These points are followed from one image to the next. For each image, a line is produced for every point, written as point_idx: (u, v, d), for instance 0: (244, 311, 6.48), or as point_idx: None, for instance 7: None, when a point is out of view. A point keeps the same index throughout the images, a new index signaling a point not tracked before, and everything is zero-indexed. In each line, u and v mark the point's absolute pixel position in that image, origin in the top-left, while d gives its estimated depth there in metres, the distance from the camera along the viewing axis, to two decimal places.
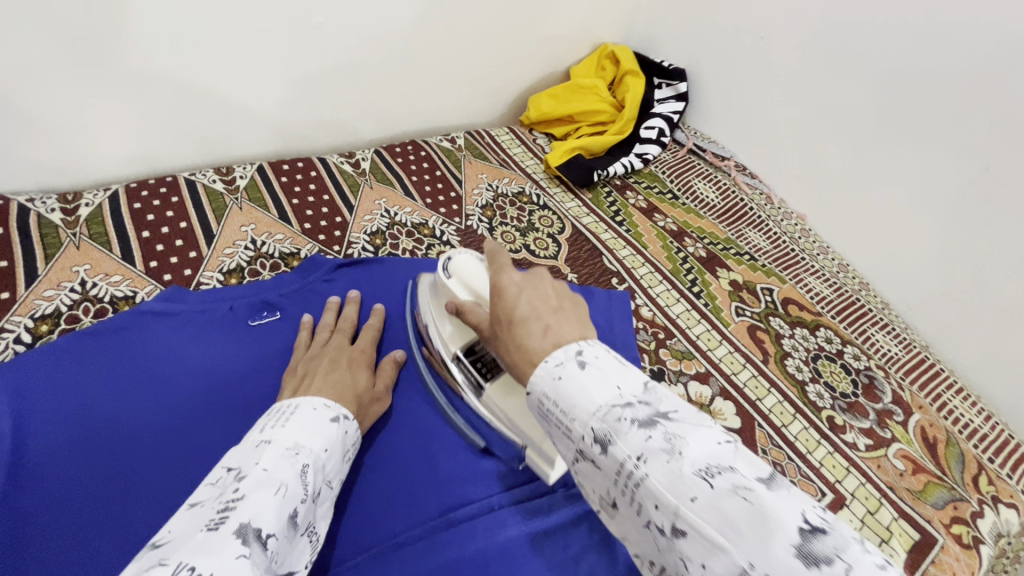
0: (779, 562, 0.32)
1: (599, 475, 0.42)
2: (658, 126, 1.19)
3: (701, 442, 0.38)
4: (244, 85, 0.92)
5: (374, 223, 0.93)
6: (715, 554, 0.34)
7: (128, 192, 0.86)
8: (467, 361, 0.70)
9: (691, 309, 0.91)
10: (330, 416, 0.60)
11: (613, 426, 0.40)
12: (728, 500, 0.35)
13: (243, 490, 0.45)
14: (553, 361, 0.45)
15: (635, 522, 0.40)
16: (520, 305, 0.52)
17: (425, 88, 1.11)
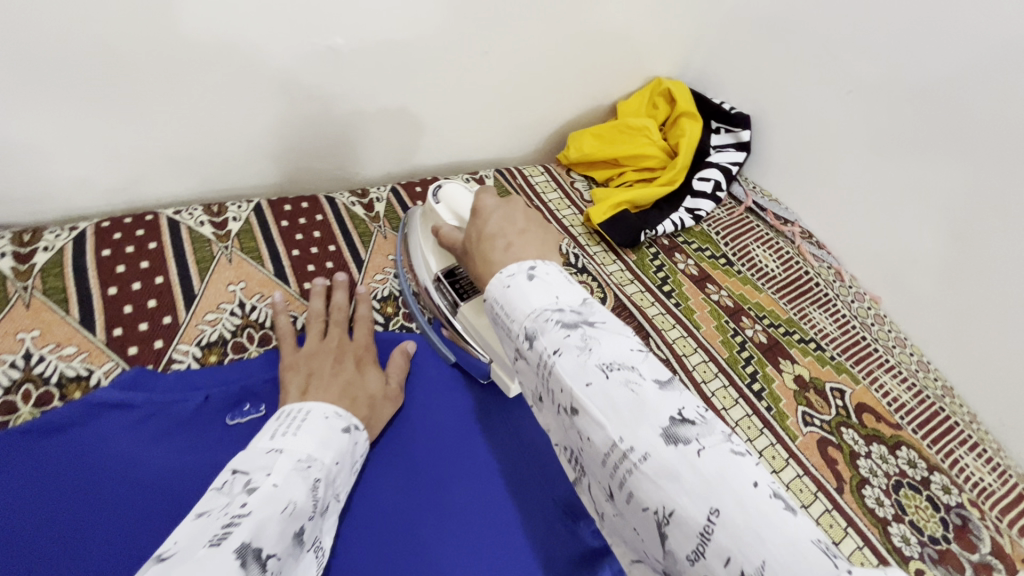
0: (646, 439, 0.35)
1: (526, 368, 0.43)
2: (714, 178, 1.04)
3: (615, 344, 0.40)
4: (242, 111, 0.78)
5: (387, 285, 0.80)
6: (596, 430, 0.37)
7: (97, 234, 0.72)
8: (445, 283, 0.71)
9: (752, 415, 0.77)
10: (342, 426, 0.57)
11: (540, 324, 0.41)
12: (620, 390, 0.37)
13: (251, 505, 0.41)
14: (506, 273, 0.45)
15: (550, 412, 0.42)
16: (488, 224, 0.52)
17: (453, 120, 0.97)
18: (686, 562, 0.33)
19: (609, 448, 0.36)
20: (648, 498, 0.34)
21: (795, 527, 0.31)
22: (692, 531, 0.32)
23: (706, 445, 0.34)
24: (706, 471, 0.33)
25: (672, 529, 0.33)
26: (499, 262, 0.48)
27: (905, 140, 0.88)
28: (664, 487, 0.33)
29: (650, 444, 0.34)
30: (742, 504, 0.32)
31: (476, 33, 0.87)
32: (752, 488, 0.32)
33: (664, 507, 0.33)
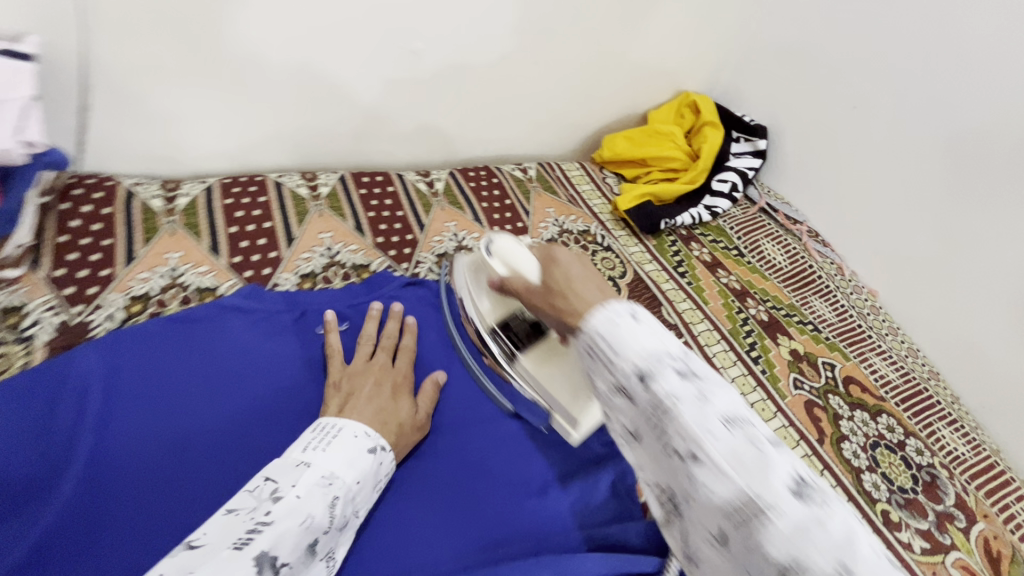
0: (779, 497, 0.37)
1: (630, 406, 0.46)
2: (732, 180, 1.17)
3: (729, 399, 0.42)
4: (338, 97, 0.97)
5: (443, 246, 0.96)
6: (721, 480, 0.39)
7: (222, 187, 0.91)
8: (502, 336, 0.76)
9: (747, 374, 0.89)
10: (369, 446, 0.61)
11: (657, 368, 0.43)
12: (743, 446, 0.39)
13: (274, 512, 0.48)
14: (613, 310, 0.47)
15: (655, 447, 0.45)
16: (577, 270, 0.55)
17: (505, 118, 1.15)
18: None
19: (739, 499, 0.38)
20: (778, 554, 0.36)
21: None
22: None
23: (832, 508, 0.36)
24: (834, 531, 0.35)
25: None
26: (593, 302, 0.50)
27: (903, 150, 0.99)
28: (794, 544, 0.35)
29: (784, 503, 0.37)
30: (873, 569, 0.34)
31: (530, 43, 1.04)
32: (875, 557, 0.35)
33: (789, 560, 0.35)
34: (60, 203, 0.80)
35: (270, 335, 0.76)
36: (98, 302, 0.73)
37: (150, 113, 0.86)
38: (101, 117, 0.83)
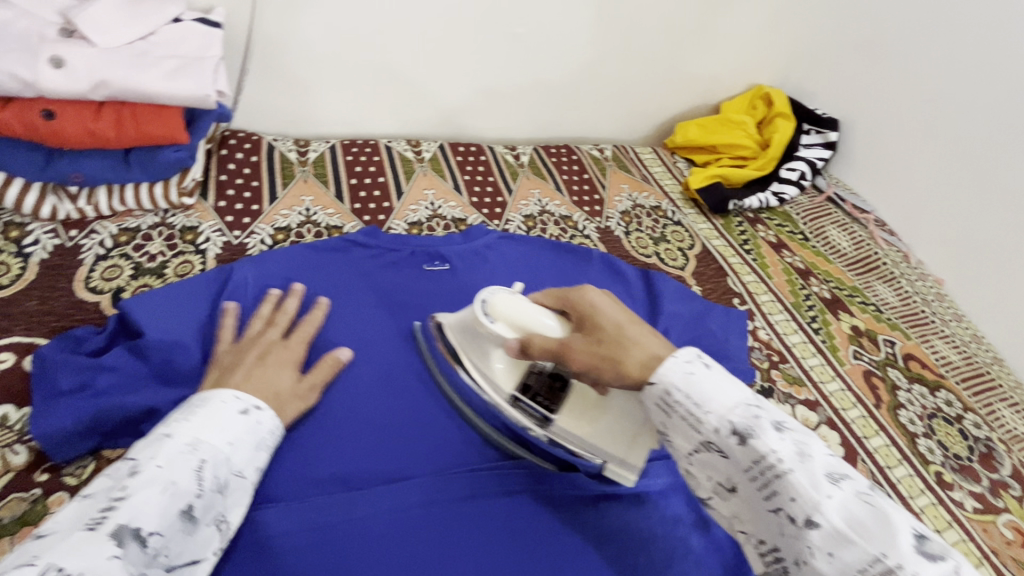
0: (909, 557, 0.38)
1: (723, 463, 0.47)
2: (800, 169, 1.22)
3: (821, 451, 0.44)
4: (445, 74, 1.11)
5: (529, 208, 1.06)
6: (845, 546, 0.40)
7: (342, 146, 1.06)
8: (526, 400, 0.68)
9: (808, 342, 0.95)
10: (240, 408, 0.58)
11: (753, 422, 0.45)
12: (853, 504, 0.41)
13: (129, 487, 0.46)
14: (682, 358, 0.49)
15: (751, 503, 0.46)
16: (620, 314, 0.57)
17: (586, 102, 1.26)
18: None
19: (870, 564, 0.39)
20: None
21: None
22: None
23: (960, 563, 0.39)
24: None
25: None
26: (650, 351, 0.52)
27: (968, 136, 1.05)
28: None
29: (914, 562, 0.38)
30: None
31: (612, 31, 1.17)
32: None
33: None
34: (219, 149, 0.96)
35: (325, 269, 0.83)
36: (251, 229, 0.88)
37: (293, 79, 1.03)
38: (255, 81, 1.00)
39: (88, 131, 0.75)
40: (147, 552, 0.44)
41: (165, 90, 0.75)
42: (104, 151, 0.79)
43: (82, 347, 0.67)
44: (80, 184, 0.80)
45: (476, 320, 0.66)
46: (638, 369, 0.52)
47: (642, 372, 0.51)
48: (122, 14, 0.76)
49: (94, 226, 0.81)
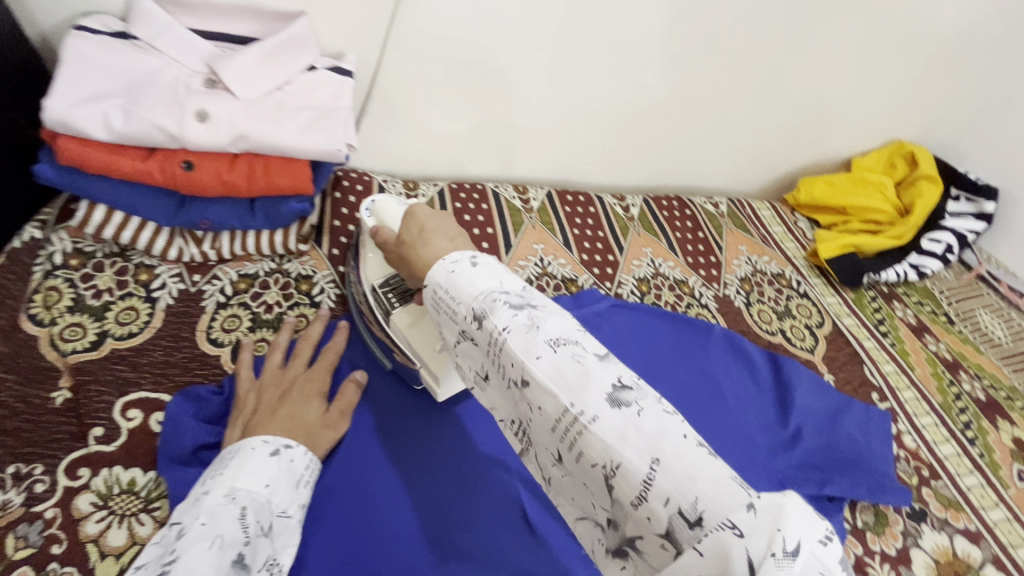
0: (594, 403, 0.38)
1: (473, 349, 0.45)
2: (947, 241, 1.10)
3: (559, 323, 0.42)
4: (563, 119, 1.06)
5: (642, 270, 0.98)
6: (548, 400, 0.39)
7: (450, 190, 1.02)
8: (382, 290, 0.72)
9: (963, 455, 0.83)
10: (270, 450, 0.57)
11: (489, 304, 0.43)
12: (567, 364, 0.40)
13: (178, 547, 0.45)
14: (449, 259, 0.47)
15: (500, 386, 0.44)
16: (431, 221, 0.55)
17: (699, 149, 1.18)
18: (629, 508, 0.36)
19: (562, 413, 0.39)
20: (599, 457, 0.37)
21: (718, 466, 0.35)
22: (636, 479, 0.35)
23: (646, 408, 0.37)
24: (650, 429, 0.36)
25: (619, 480, 0.36)
26: (438, 249, 0.51)
27: None
28: (614, 444, 0.36)
29: (598, 407, 0.38)
30: (681, 455, 0.35)
31: (743, 81, 1.08)
32: (686, 440, 0.36)
33: (612, 459, 0.36)
34: (333, 190, 0.93)
35: None
36: None
37: (410, 122, 1.01)
38: (374, 123, 0.99)
39: (222, 180, 0.74)
40: None
41: (300, 146, 0.74)
42: (231, 199, 0.78)
43: (203, 411, 0.66)
44: (205, 229, 0.79)
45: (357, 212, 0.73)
46: (423, 268, 0.51)
47: (425, 270, 0.50)
48: (265, 65, 0.75)
49: (215, 270, 0.81)
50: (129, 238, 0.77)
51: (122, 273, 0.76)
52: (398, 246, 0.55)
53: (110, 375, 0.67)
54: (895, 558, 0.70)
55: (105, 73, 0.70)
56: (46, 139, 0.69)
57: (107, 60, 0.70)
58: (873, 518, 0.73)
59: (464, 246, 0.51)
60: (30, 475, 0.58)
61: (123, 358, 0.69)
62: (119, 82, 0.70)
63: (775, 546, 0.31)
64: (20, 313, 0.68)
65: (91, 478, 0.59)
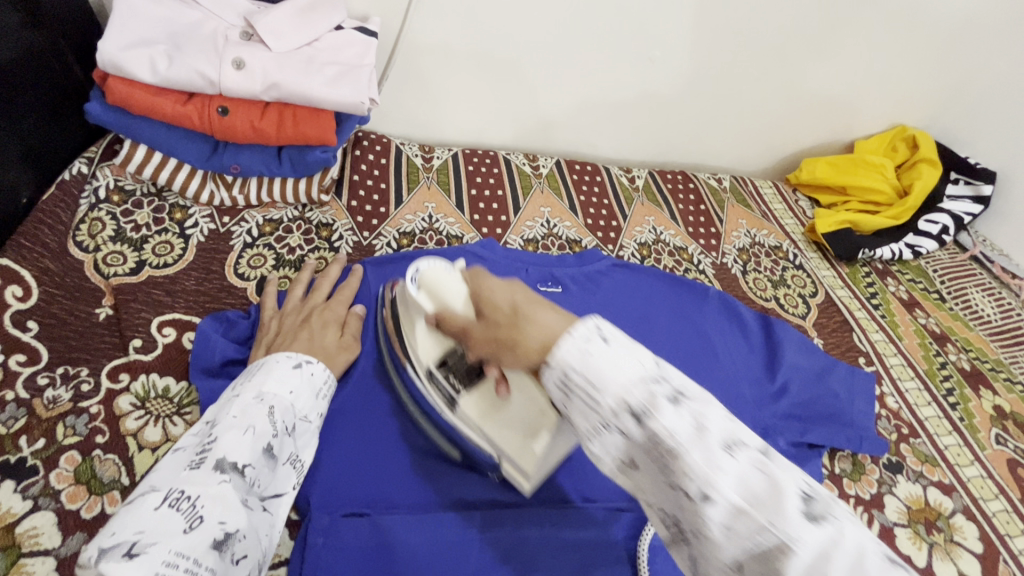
0: (795, 523, 0.33)
1: (623, 446, 0.40)
2: (943, 223, 1.13)
3: (718, 417, 0.38)
4: (572, 91, 1.11)
5: (643, 236, 1.03)
6: (738, 518, 0.35)
7: (464, 154, 1.07)
8: (443, 374, 0.65)
9: (943, 418, 0.87)
10: (293, 363, 0.63)
11: (649, 401, 0.38)
12: (748, 473, 0.36)
13: (216, 432, 0.52)
14: (578, 336, 0.42)
15: (651, 479, 0.40)
16: (519, 295, 0.50)
17: (706, 128, 1.22)
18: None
19: (759, 535, 0.34)
20: None
21: None
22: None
23: (847, 527, 0.34)
24: (857, 552, 0.33)
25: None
26: (552, 322, 0.45)
27: None
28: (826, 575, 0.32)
29: (802, 530, 0.33)
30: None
31: (750, 60, 1.11)
32: (892, 565, 0.33)
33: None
34: (354, 149, 0.99)
35: (403, 264, 0.86)
36: (379, 232, 0.92)
37: (426, 87, 1.05)
38: (393, 86, 1.04)
39: (253, 127, 0.79)
40: (246, 479, 0.50)
41: (326, 96, 0.79)
42: (260, 146, 0.83)
43: (231, 332, 0.72)
44: (235, 174, 0.85)
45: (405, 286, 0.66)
46: (538, 347, 0.45)
47: (539, 355, 0.45)
48: (295, 20, 0.80)
49: (243, 214, 0.87)
50: (166, 178, 0.83)
51: (158, 211, 0.82)
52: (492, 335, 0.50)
53: (147, 297, 0.73)
54: (868, 502, 0.75)
55: (150, 22, 0.76)
56: (98, 81, 0.76)
57: (152, 10, 0.76)
58: (850, 466, 0.79)
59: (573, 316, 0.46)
60: (77, 376, 0.64)
61: (158, 284, 0.75)
62: (163, 32, 0.76)
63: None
64: (68, 239, 0.74)
65: (130, 382, 0.65)
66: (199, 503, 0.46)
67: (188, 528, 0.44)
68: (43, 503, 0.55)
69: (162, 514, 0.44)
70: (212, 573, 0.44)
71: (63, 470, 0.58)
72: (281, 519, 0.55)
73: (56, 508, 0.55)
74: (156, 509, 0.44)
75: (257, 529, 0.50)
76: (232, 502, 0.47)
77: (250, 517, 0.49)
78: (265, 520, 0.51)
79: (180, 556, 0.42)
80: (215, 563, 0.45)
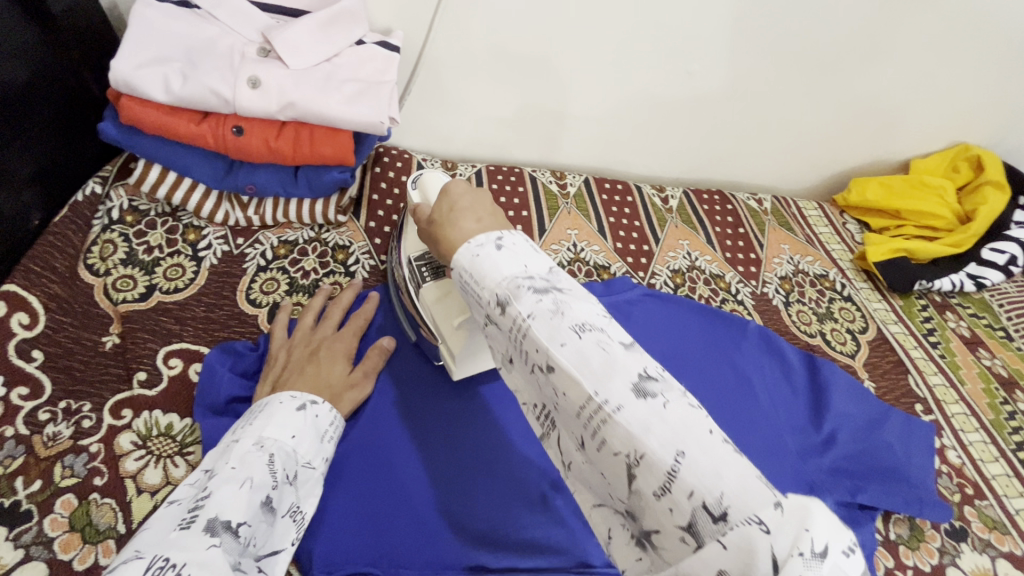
0: (618, 392, 0.35)
1: (498, 334, 0.42)
2: (1011, 252, 1.03)
3: (585, 310, 0.39)
4: (604, 106, 1.05)
5: (677, 261, 0.96)
6: (573, 388, 0.36)
7: (488, 172, 1.02)
8: (417, 264, 0.69)
9: (1012, 476, 0.78)
10: (297, 404, 0.59)
11: (512, 289, 0.40)
12: (590, 349, 0.37)
13: (211, 486, 0.47)
14: (475, 242, 0.44)
15: (522, 368, 0.42)
16: (463, 198, 0.50)
17: (746, 143, 1.14)
18: (651, 498, 0.33)
19: (585, 402, 0.36)
20: (622, 449, 0.34)
21: (743, 464, 0.32)
22: (659, 471, 0.33)
23: (673, 402, 0.34)
24: (673, 419, 0.33)
25: (641, 470, 0.33)
26: (466, 231, 0.46)
27: None
28: (636, 434, 0.33)
29: (623, 397, 0.35)
30: (707, 450, 0.32)
31: (798, 73, 1.03)
32: (712, 436, 0.33)
33: (635, 448, 0.33)
34: (374, 166, 0.95)
35: None
36: None
37: (450, 101, 1.01)
38: (416, 101, 1.00)
39: (268, 146, 0.76)
40: (241, 541, 0.45)
41: (344, 115, 0.75)
42: (276, 166, 0.80)
43: (238, 365, 0.69)
44: (250, 194, 0.81)
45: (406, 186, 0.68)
46: (449, 248, 0.47)
47: (449, 253, 0.47)
48: (315, 34, 0.76)
49: (257, 235, 0.83)
50: (180, 198, 0.80)
51: (171, 231, 0.80)
52: (427, 226, 0.51)
53: (156, 326, 0.70)
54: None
55: (166, 38, 0.73)
56: (112, 99, 0.74)
57: (169, 26, 0.73)
58: (907, 532, 0.70)
59: (493, 226, 0.46)
60: (79, 411, 0.62)
61: (168, 310, 0.72)
62: (178, 48, 0.73)
63: (800, 544, 0.29)
64: (78, 262, 0.72)
65: (133, 419, 0.62)
66: (187, 571, 0.39)
67: None
68: (35, 552, 0.53)
69: None
70: None
71: (59, 516, 0.55)
72: None
73: (48, 558, 0.52)
74: None
75: None
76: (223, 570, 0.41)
77: None
78: None
79: None
80: None
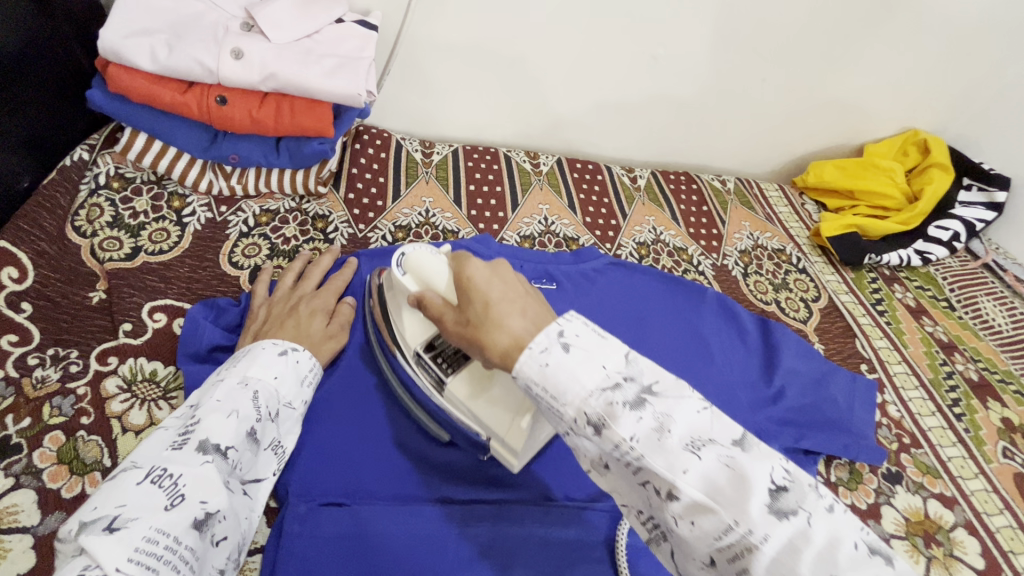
0: (760, 521, 0.34)
1: (588, 446, 0.40)
2: (954, 229, 1.10)
3: (685, 414, 0.38)
4: (576, 88, 1.10)
5: (643, 235, 1.02)
6: (703, 516, 0.35)
7: (464, 151, 1.07)
8: (429, 357, 0.65)
9: (947, 428, 0.84)
10: (278, 350, 0.62)
11: (606, 410, 0.38)
12: (714, 469, 0.36)
13: (199, 414, 0.51)
14: (537, 347, 0.40)
15: (624, 479, 0.40)
16: (492, 288, 0.46)
17: (711, 128, 1.20)
18: None
19: (724, 532, 0.35)
20: None
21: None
22: None
23: (811, 518, 0.34)
24: (820, 539, 0.34)
25: None
26: (521, 332, 0.42)
27: None
28: (786, 562, 0.33)
29: (766, 525, 0.34)
30: (858, 569, 0.33)
31: (757, 61, 1.09)
32: (859, 551, 0.33)
33: None
34: (354, 143, 0.99)
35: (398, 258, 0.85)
36: (375, 225, 0.92)
37: (426, 82, 1.06)
38: (394, 82, 1.04)
39: (252, 117, 0.80)
40: (229, 462, 0.50)
41: (323, 87, 0.79)
42: (259, 137, 0.84)
43: (221, 319, 0.73)
44: (234, 164, 0.85)
45: (392, 273, 0.67)
46: (501, 354, 0.43)
47: (503, 360, 0.43)
48: (295, 12, 0.80)
49: (240, 204, 0.87)
50: (165, 167, 0.84)
51: (157, 198, 0.83)
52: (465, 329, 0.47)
53: (141, 283, 0.73)
54: (865, 512, 0.73)
55: (154, 13, 0.77)
56: (100, 68, 0.77)
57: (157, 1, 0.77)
58: (847, 475, 0.76)
59: (542, 318, 0.44)
60: (67, 357, 0.65)
61: (152, 270, 0.75)
62: (165, 21, 0.77)
63: None
64: (66, 224, 0.75)
65: (119, 365, 0.66)
66: (182, 483, 0.45)
67: (170, 506, 0.44)
68: (24, 481, 0.56)
69: (144, 490, 0.44)
70: (192, 551, 0.44)
71: (47, 450, 0.58)
72: (260, 504, 0.55)
73: (37, 487, 0.56)
74: (138, 485, 0.44)
75: (237, 512, 0.51)
76: (213, 483, 0.47)
77: (231, 498, 0.49)
78: (244, 503, 0.52)
79: (160, 533, 0.42)
80: (195, 542, 0.45)
